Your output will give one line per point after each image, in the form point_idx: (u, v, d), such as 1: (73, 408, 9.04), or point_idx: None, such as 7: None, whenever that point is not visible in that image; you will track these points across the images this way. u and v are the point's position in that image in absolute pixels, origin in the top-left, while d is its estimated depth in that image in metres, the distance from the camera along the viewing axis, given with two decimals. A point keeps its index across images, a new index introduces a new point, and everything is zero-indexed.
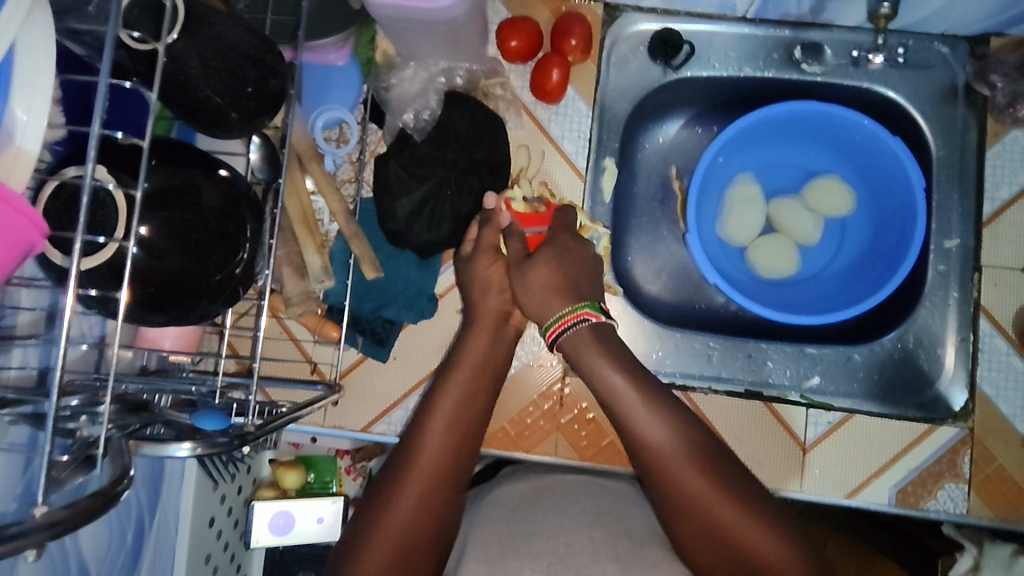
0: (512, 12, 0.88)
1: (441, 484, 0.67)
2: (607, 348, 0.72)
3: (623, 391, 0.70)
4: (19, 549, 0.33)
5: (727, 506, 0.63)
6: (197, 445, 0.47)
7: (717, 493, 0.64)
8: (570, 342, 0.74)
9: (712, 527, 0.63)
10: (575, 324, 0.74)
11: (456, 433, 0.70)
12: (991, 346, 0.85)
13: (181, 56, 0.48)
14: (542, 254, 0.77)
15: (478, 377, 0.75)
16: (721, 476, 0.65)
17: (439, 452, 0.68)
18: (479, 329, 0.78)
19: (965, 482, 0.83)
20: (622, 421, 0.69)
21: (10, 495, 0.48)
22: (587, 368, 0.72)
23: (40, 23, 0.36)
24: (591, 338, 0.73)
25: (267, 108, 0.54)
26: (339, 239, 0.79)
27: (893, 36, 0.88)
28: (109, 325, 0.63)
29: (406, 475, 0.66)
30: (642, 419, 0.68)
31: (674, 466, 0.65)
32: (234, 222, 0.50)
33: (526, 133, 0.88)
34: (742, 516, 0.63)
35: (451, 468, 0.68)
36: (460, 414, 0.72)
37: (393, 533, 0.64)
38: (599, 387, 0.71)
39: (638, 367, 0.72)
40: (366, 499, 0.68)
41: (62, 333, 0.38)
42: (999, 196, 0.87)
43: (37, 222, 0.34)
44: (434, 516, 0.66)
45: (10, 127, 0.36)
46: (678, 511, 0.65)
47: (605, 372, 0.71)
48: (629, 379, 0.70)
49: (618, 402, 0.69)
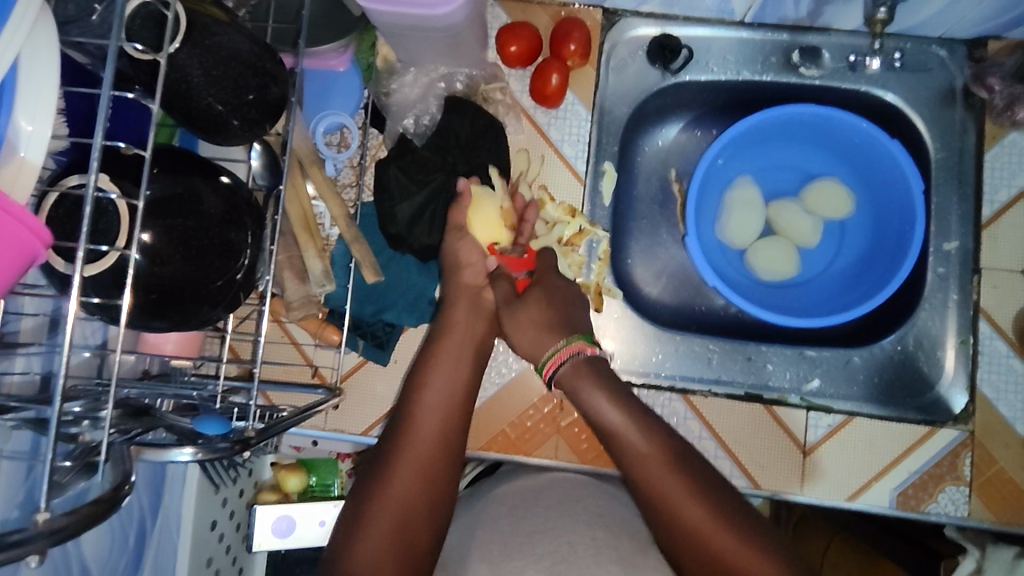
0: (512, 17, 0.89)
1: (437, 461, 0.69)
2: (606, 383, 0.73)
3: (622, 427, 0.70)
4: (22, 555, 0.34)
5: (729, 536, 0.63)
6: (199, 450, 0.47)
7: (719, 524, 0.63)
8: (568, 376, 0.75)
9: (715, 561, 0.62)
10: (572, 356, 0.75)
11: (448, 411, 0.72)
12: (991, 348, 0.85)
13: (184, 66, 0.48)
14: (533, 294, 0.79)
15: (461, 357, 0.77)
16: (720, 505, 0.65)
17: (434, 431, 0.70)
18: (461, 310, 0.79)
19: (966, 484, 0.83)
20: (622, 455, 0.69)
21: (14, 501, 0.49)
22: (586, 403, 0.73)
23: (43, 38, 0.36)
24: (587, 372, 0.74)
25: (268, 115, 0.55)
26: (340, 244, 0.80)
27: (890, 40, 0.89)
28: (111, 330, 0.64)
29: (403, 456, 0.68)
30: (639, 450, 0.68)
31: (672, 493, 0.65)
32: (235, 229, 0.51)
33: (525, 138, 0.88)
34: (745, 545, 0.62)
35: (447, 444, 0.70)
36: (452, 392, 0.74)
37: (393, 514, 0.64)
38: (598, 422, 0.72)
39: (636, 403, 0.73)
40: (357, 492, 0.67)
41: (67, 338, 0.39)
42: (998, 199, 0.87)
43: (40, 233, 0.35)
44: (435, 492, 0.67)
45: (14, 139, 0.36)
46: (679, 545, 0.64)
47: (603, 409, 0.72)
48: (626, 414, 0.71)
49: (617, 438, 0.70)
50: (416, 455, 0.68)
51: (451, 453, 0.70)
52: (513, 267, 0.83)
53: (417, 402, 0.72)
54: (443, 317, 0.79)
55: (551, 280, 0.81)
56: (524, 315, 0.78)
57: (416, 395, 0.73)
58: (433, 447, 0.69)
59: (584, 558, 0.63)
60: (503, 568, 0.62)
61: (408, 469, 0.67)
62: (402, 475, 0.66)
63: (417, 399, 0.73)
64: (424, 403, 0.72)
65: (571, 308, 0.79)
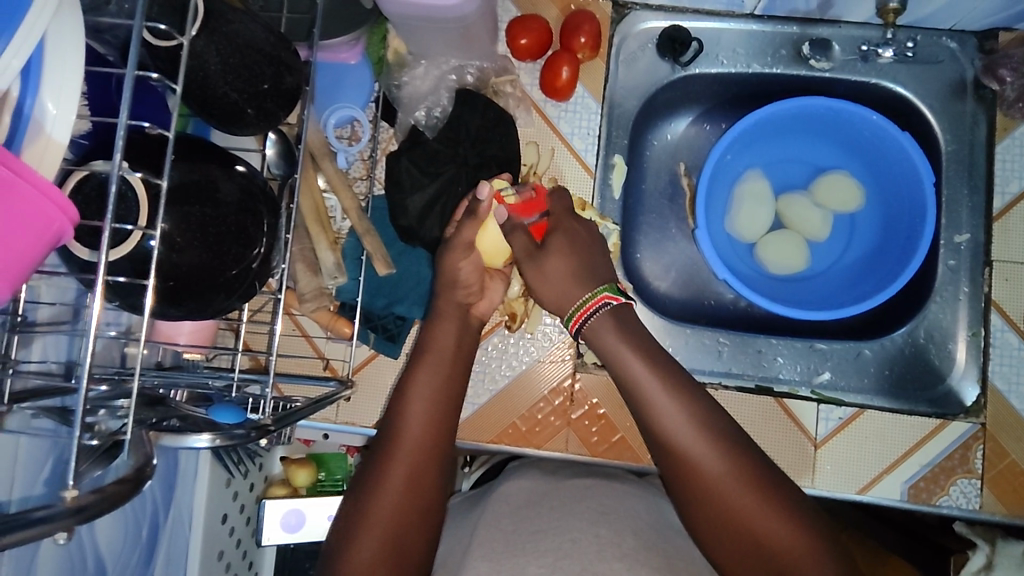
0: (522, 10, 0.89)
1: (423, 467, 0.67)
2: (630, 335, 0.73)
3: (648, 382, 0.70)
4: (48, 532, 0.34)
5: (745, 495, 0.64)
6: (217, 436, 0.47)
7: (739, 482, 0.64)
8: (592, 328, 0.75)
9: (727, 518, 0.63)
10: (597, 310, 0.74)
11: (436, 414, 0.71)
12: (1003, 341, 0.85)
13: (202, 53, 0.49)
14: (556, 243, 0.77)
15: (444, 363, 0.75)
16: (742, 460, 0.65)
17: (422, 436, 0.69)
18: (450, 324, 0.78)
19: (978, 477, 0.83)
20: (642, 410, 0.69)
21: (36, 480, 0.50)
22: (612, 353, 0.72)
23: (68, 20, 0.36)
24: (611, 324, 0.74)
25: (283, 105, 0.55)
26: (351, 237, 0.80)
27: (902, 31, 0.88)
28: (127, 319, 0.64)
29: (396, 459, 0.67)
30: (663, 406, 0.68)
31: (694, 447, 0.66)
32: (251, 217, 0.51)
33: (535, 130, 0.88)
34: (760, 505, 0.63)
35: (433, 450, 0.69)
36: (440, 396, 0.72)
37: (382, 521, 0.63)
38: (623, 373, 0.71)
39: (661, 358, 0.72)
40: (350, 497, 0.67)
41: (91, 319, 0.39)
42: (1009, 191, 0.87)
43: (67, 209, 0.35)
44: (425, 498, 0.66)
45: (40, 119, 0.36)
46: (699, 509, 0.65)
47: (630, 362, 0.71)
48: (653, 371, 0.70)
49: (641, 394, 0.69)
50: (404, 461, 0.67)
51: (439, 459, 0.69)
52: (523, 212, 0.78)
53: (407, 406, 0.71)
54: (430, 333, 0.78)
55: (572, 227, 0.79)
56: (549, 269, 0.76)
57: (404, 399, 0.72)
58: (423, 451, 0.68)
59: (588, 553, 0.62)
60: (505, 565, 0.62)
61: (401, 474, 0.66)
62: (389, 481, 0.65)
63: (408, 400, 0.71)
64: (413, 407, 0.70)
65: (593, 255, 0.78)
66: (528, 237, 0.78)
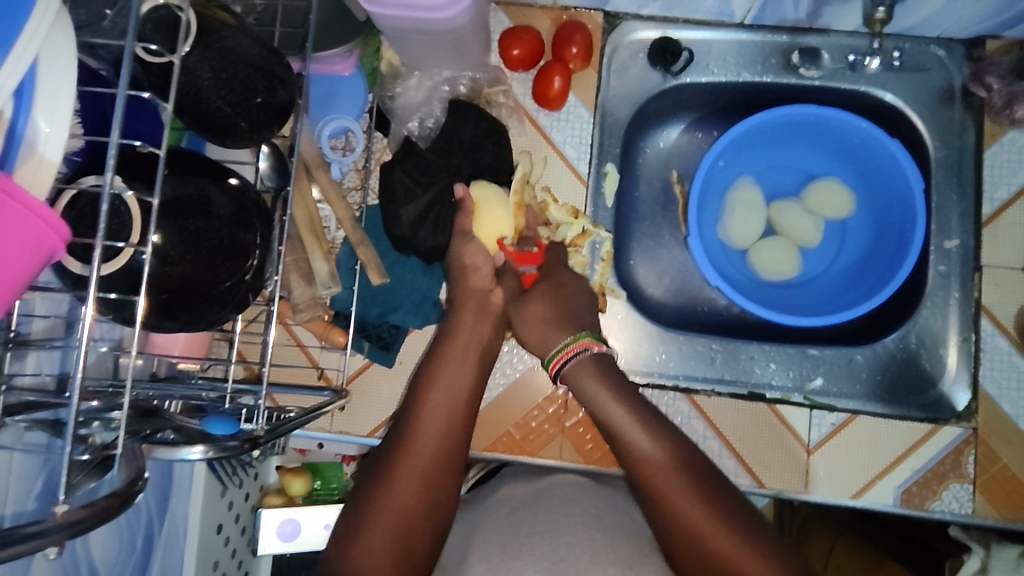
0: (514, 21, 0.90)
1: (436, 467, 0.69)
2: (612, 382, 0.76)
3: (629, 429, 0.71)
4: (39, 547, 0.34)
5: (725, 533, 0.64)
6: (209, 449, 0.48)
7: (715, 520, 0.64)
8: (572, 373, 0.77)
9: (712, 560, 0.63)
10: (577, 354, 0.77)
11: (448, 415, 0.73)
12: (993, 345, 0.86)
13: (194, 68, 0.49)
14: (538, 290, 0.82)
15: (466, 359, 0.77)
16: (717, 502, 0.66)
17: (434, 437, 0.71)
18: (466, 315, 0.79)
19: (970, 482, 0.83)
20: (626, 455, 0.70)
21: (29, 494, 0.50)
22: (594, 403, 0.75)
23: (61, 42, 0.37)
24: (592, 368, 0.76)
25: (276, 119, 0.56)
26: (345, 246, 0.81)
27: (889, 40, 0.89)
28: (122, 330, 0.65)
29: (406, 460, 0.69)
30: (647, 452, 0.69)
31: (676, 494, 0.66)
32: (245, 229, 0.51)
33: (527, 140, 0.89)
34: (741, 547, 0.63)
35: (445, 450, 0.71)
36: (453, 396, 0.74)
37: (391, 521, 0.65)
38: (604, 422, 0.73)
39: (642, 406, 0.74)
40: (356, 495, 0.68)
41: (84, 334, 0.39)
42: (998, 197, 0.88)
43: (59, 228, 0.35)
44: (435, 498, 0.68)
45: (33, 138, 0.37)
46: (684, 551, 0.64)
47: (611, 409, 0.73)
48: (633, 415, 0.72)
49: (623, 436, 0.71)
50: (415, 462, 0.69)
51: (451, 459, 0.71)
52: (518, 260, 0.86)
53: (421, 407, 0.73)
54: (449, 321, 0.80)
55: (558, 274, 0.84)
56: (531, 313, 0.80)
57: (418, 399, 0.74)
58: (433, 451, 0.70)
59: (582, 558, 0.62)
60: (501, 568, 0.63)
61: (411, 474, 0.68)
62: (403, 477, 0.67)
63: (423, 398, 0.74)
64: (427, 408, 0.73)
65: (575, 302, 0.82)
66: (517, 280, 0.85)
